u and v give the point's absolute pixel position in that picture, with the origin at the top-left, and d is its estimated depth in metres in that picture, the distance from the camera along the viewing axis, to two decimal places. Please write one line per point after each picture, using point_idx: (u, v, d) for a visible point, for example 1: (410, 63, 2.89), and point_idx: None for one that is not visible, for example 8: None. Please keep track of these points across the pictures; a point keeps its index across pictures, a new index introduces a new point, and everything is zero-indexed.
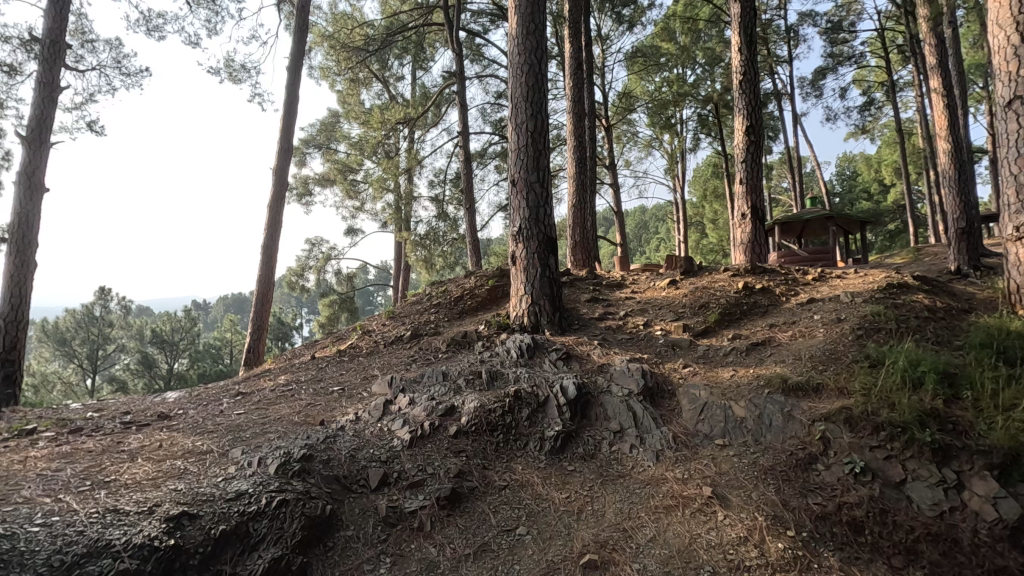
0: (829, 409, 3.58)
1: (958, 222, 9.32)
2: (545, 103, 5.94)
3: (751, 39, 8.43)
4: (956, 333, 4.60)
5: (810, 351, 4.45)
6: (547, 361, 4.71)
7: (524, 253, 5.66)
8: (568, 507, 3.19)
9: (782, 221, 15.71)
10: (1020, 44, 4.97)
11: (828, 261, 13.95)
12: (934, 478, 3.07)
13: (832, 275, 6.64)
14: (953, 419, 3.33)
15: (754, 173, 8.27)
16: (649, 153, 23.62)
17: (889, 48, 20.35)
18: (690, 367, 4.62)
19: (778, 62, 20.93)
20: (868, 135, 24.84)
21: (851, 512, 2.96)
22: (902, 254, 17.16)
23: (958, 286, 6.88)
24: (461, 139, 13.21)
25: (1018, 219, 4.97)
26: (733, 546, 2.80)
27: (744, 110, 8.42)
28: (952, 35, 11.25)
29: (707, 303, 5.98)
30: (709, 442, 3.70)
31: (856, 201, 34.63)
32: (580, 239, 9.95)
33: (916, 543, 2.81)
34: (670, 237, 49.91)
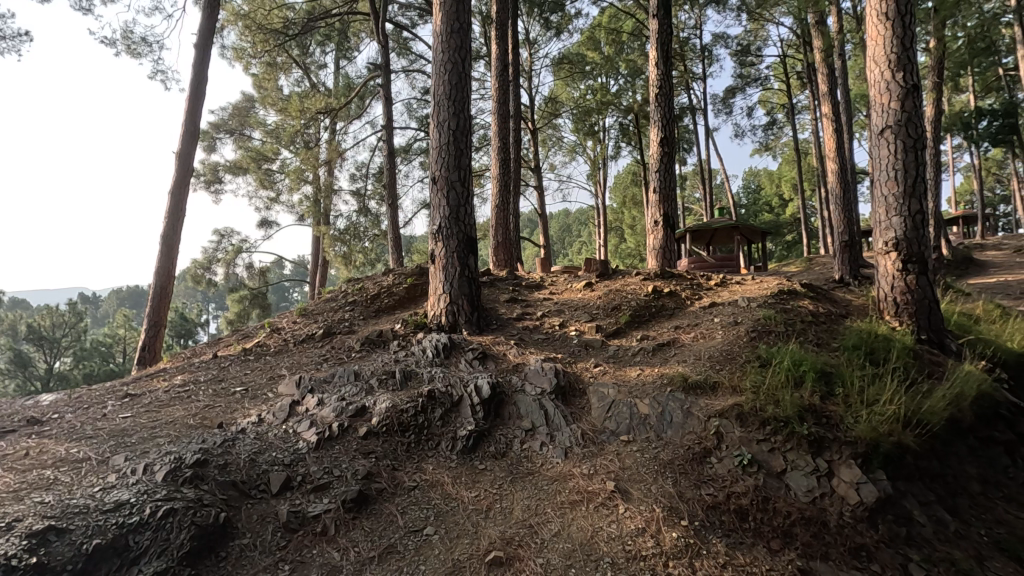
0: (722, 405, 3.86)
1: (843, 235, 10.30)
2: (469, 102, 5.94)
3: (668, 55, 8.89)
4: (833, 336, 5.09)
5: (709, 352, 4.77)
6: (463, 361, 4.71)
7: (443, 252, 5.65)
8: (477, 505, 3.21)
9: (693, 229, 16.66)
10: (891, 79, 5.61)
11: (733, 268, 15.00)
12: (809, 467, 3.40)
13: (732, 281, 7.14)
14: (827, 413, 3.70)
15: (667, 183, 8.73)
16: (573, 158, 24.24)
17: (790, 74, 22.24)
18: (601, 366, 4.81)
19: (693, 79, 22.23)
20: (770, 153, 26.94)
21: (738, 501, 3.21)
22: (797, 264, 18.79)
23: (839, 294, 7.64)
24: (385, 133, 12.93)
25: (886, 236, 5.61)
26: (631, 537, 2.94)
27: (659, 122, 8.86)
28: (840, 69, 12.48)
29: (620, 304, 6.25)
30: (614, 438, 3.87)
31: (759, 213, 37.49)
32: (502, 240, 10.03)
33: (791, 526, 3.08)
34: (592, 241, 51.75)
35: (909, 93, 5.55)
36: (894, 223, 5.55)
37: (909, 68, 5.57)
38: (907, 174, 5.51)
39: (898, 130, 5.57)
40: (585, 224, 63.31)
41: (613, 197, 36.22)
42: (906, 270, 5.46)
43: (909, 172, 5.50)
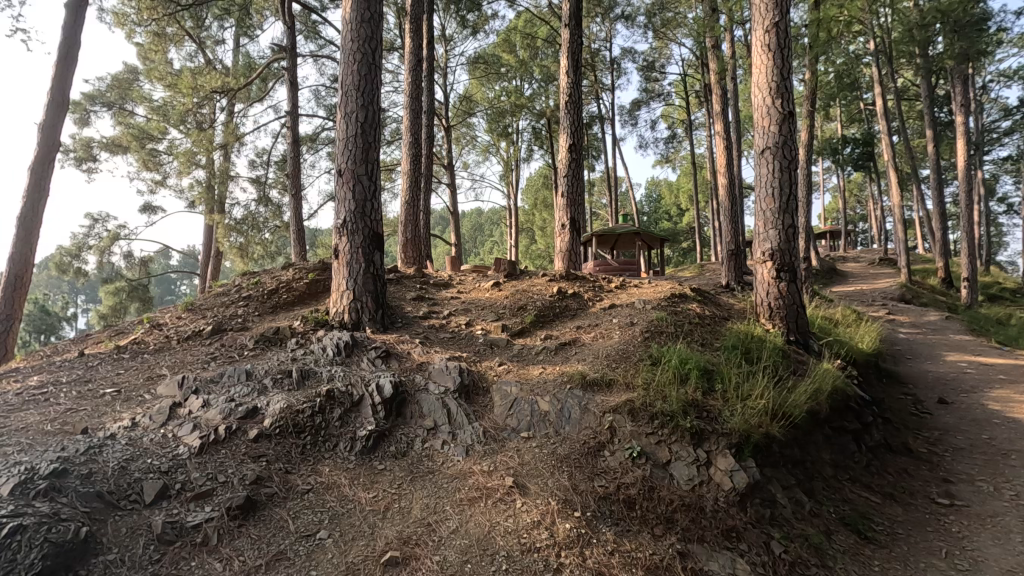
0: (616, 401, 4.08)
1: (730, 245, 11.21)
2: (378, 95, 5.80)
3: (578, 65, 9.20)
4: (716, 336, 5.54)
5: (607, 351, 5.01)
6: (365, 360, 4.59)
7: (347, 248, 5.47)
8: (374, 506, 3.16)
9: (599, 233, 17.34)
10: (772, 105, 6.21)
11: (634, 271, 15.85)
12: (691, 457, 3.69)
13: (631, 284, 7.55)
14: (708, 408, 4.03)
15: (574, 188, 9.04)
16: (486, 158, 24.33)
17: (689, 92, 23.86)
18: (505, 365, 4.90)
19: (603, 90, 23.17)
20: (670, 165, 28.72)
21: (627, 491, 3.41)
22: (691, 269, 20.20)
23: (724, 299, 8.33)
24: (289, 120, 12.26)
25: (764, 246, 6.21)
26: (527, 530, 3.04)
27: (569, 129, 9.15)
28: (732, 92, 13.58)
29: (526, 305, 6.39)
30: (515, 435, 3.97)
31: (659, 220, 39.86)
32: (411, 237, 9.87)
33: (673, 513, 3.33)
34: (503, 242, 52.31)
35: (785, 119, 6.17)
36: (771, 235, 6.14)
37: (786, 96, 6.19)
38: (782, 192, 6.13)
39: (776, 152, 6.18)
40: (497, 224, 63.85)
41: (525, 198, 36.78)
42: (778, 278, 6.07)
43: (783, 190, 6.12)
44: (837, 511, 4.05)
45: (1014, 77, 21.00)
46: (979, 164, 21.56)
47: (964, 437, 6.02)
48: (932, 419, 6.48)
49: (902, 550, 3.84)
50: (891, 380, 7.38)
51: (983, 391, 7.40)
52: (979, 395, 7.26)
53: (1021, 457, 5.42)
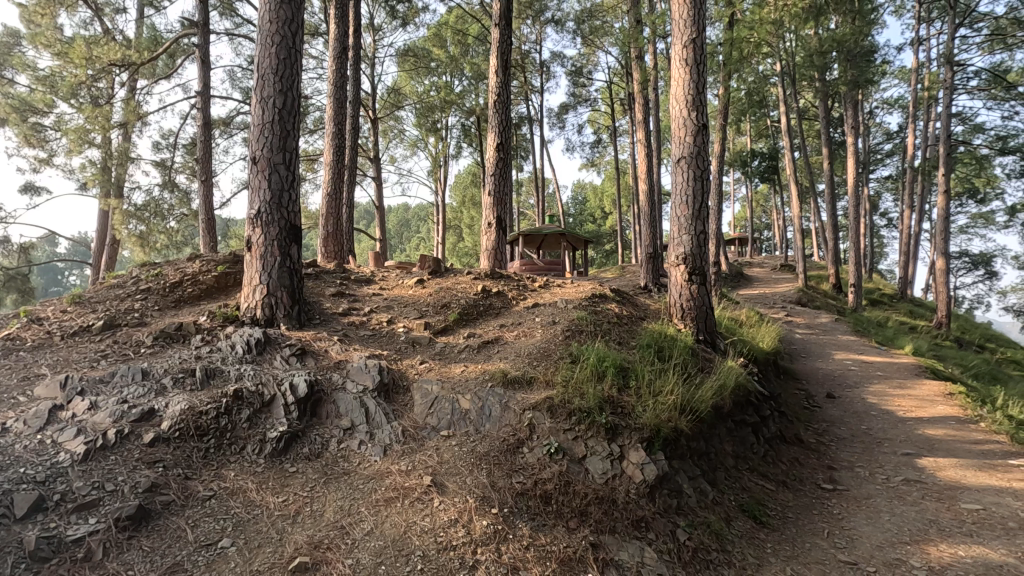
0: (536, 398, 4.15)
1: (648, 248, 11.71)
2: (299, 80, 5.54)
3: (507, 65, 9.25)
4: (632, 335, 5.78)
5: (528, 349, 5.10)
6: (278, 358, 4.38)
7: (261, 240, 5.20)
8: (283, 511, 3.02)
9: (526, 233, 17.55)
10: (688, 116, 6.57)
11: (559, 271, 16.17)
12: (605, 452, 3.83)
13: (554, 284, 7.70)
14: (622, 404, 4.20)
15: (501, 187, 9.10)
16: (414, 153, 23.92)
17: (614, 99, 24.68)
18: (426, 363, 4.85)
19: (532, 91, 23.48)
20: (595, 169, 29.58)
21: (544, 486, 3.49)
22: (613, 271, 20.94)
23: (641, 299, 8.70)
24: (200, 101, 11.43)
25: (678, 251, 6.54)
26: (444, 528, 3.03)
27: (497, 128, 9.17)
28: (653, 102, 14.20)
29: (449, 302, 6.35)
30: (435, 433, 3.94)
31: (584, 222, 40.92)
32: (332, 231, 9.51)
33: (587, 506, 3.45)
34: (430, 238, 51.61)
35: (699, 131, 6.55)
36: (684, 240, 6.48)
37: (700, 110, 6.57)
38: (695, 200, 6.50)
39: (690, 162, 6.55)
40: (424, 221, 63.07)
41: (453, 195, 36.56)
42: (690, 281, 6.43)
43: (696, 198, 6.49)
44: (737, 499, 4.36)
45: (895, 105, 23.51)
46: (866, 181, 23.91)
47: (847, 428, 6.67)
48: (821, 413, 7.12)
49: (791, 532, 4.19)
50: (787, 377, 8.02)
51: (863, 387, 8.22)
52: (860, 390, 8.07)
53: (891, 445, 6.08)
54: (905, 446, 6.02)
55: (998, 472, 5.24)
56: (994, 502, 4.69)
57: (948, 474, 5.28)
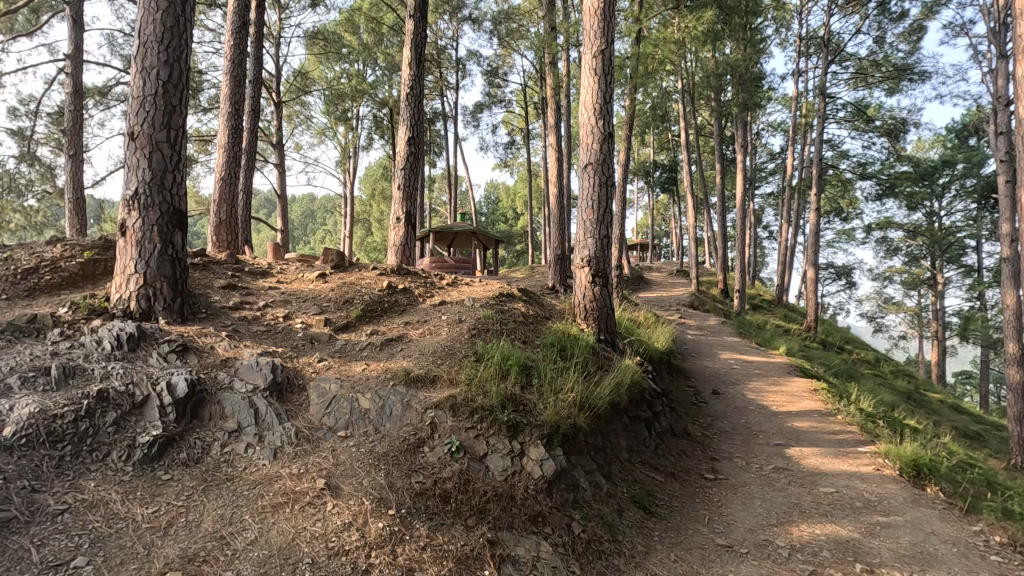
0: (439, 397, 4.11)
1: (557, 250, 12.01)
2: (188, 51, 5.07)
3: (421, 58, 9.05)
4: (536, 334, 5.90)
5: (433, 347, 5.04)
6: (155, 355, 3.98)
7: (138, 225, 4.70)
8: (152, 523, 2.75)
9: (437, 231, 17.36)
10: (595, 124, 6.81)
11: (469, 270, 16.16)
12: (506, 449, 3.88)
13: (462, 282, 7.66)
14: (524, 401, 4.27)
15: (411, 182, 8.90)
16: (321, 141, 22.79)
17: (529, 103, 25.10)
18: (325, 361, 4.64)
19: (447, 88, 23.24)
20: (508, 169, 29.91)
21: (444, 485, 3.46)
22: (522, 271, 21.26)
23: (547, 299, 8.90)
24: (70, 65, 10.14)
25: (583, 253, 6.76)
26: (336, 533, 2.90)
27: (409, 122, 8.95)
28: (565, 108, 14.58)
29: (352, 298, 6.12)
30: (331, 434, 3.77)
31: (495, 222, 41.23)
32: (225, 218, 8.82)
33: (485, 503, 3.46)
34: (336, 231, 49.50)
35: (605, 139, 6.82)
36: (589, 243, 6.72)
37: (607, 118, 6.84)
38: (599, 205, 6.76)
39: (597, 168, 6.81)
40: (331, 213, 60.47)
41: (362, 187, 35.32)
42: (593, 282, 6.68)
43: (600, 204, 6.75)
44: (629, 491, 4.59)
45: (778, 128, 25.90)
46: (751, 196, 26.16)
47: (728, 421, 7.26)
48: (707, 408, 7.69)
49: (677, 520, 4.48)
50: (679, 375, 8.57)
51: (743, 384, 8.98)
52: (741, 386, 8.83)
53: (765, 437, 6.70)
54: (776, 438, 6.66)
55: (849, 458, 5.96)
56: (845, 484, 5.32)
57: (811, 462, 5.91)
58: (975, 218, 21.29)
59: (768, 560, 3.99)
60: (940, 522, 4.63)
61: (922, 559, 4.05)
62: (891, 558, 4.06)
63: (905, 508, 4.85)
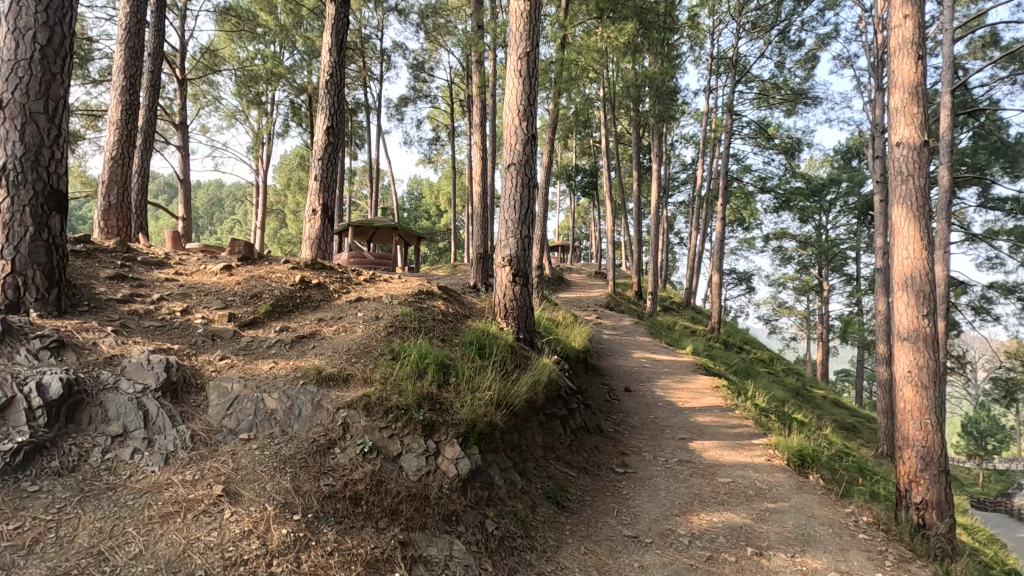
0: (352, 397, 3.98)
1: (479, 249, 12.00)
2: (73, 14, 4.56)
3: (342, 45, 8.69)
4: (455, 333, 5.86)
5: (347, 345, 4.87)
6: (23, 351, 3.54)
7: (6, 205, 4.16)
8: (13, 541, 2.43)
9: (356, 225, 16.83)
10: (520, 125, 6.87)
11: (390, 266, 15.78)
12: (421, 449, 3.82)
13: (380, 279, 7.46)
14: (440, 400, 4.23)
15: (329, 173, 8.54)
16: (231, 125, 21.34)
17: (455, 99, 24.87)
18: (227, 359, 4.34)
19: (370, 78, 22.53)
20: (432, 166, 29.50)
21: (355, 487, 3.35)
22: (444, 269, 21.08)
23: (468, 298, 8.87)
24: None
25: (505, 252, 6.78)
26: (233, 542, 2.73)
27: (327, 110, 8.56)
28: (491, 108, 14.62)
29: (260, 293, 5.77)
30: (232, 437, 3.54)
31: (418, 219, 40.58)
32: (116, 201, 8.03)
33: (398, 504, 3.39)
34: (247, 221, 46.59)
35: (528, 141, 6.90)
36: (511, 243, 6.76)
37: (530, 121, 6.93)
38: (521, 205, 6.82)
39: (520, 169, 6.87)
40: (241, 202, 56.88)
41: (277, 176, 33.51)
42: (514, 281, 6.74)
43: (522, 204, 6.82)
44: (543, 486, 4.68)
45: (691, 141, 27.43)
46: (665, 203, 27.53)
47: (638, 417, 7.60)
48: (619, 405, 8.01)
49: (588, 514, 4.63)
50: (594, 373, 8.85)
51: (653, 381, 9.44)
52: (651, 384, 9.27)
53: (671, 431, 7.07)
54: (681, 432, 7.06)
55: (745, 450, 6.43)
56: (740, 474, 5.74)
57: (711, 454, 6.31)
58: (856, 232, 23.73)
59: (670, 548, 4.22)
60: (819, 506, 5.11)
61: (804, 540, 4.45)
62: (777, 541, 4.43)
63: (790, 495, 5.31)
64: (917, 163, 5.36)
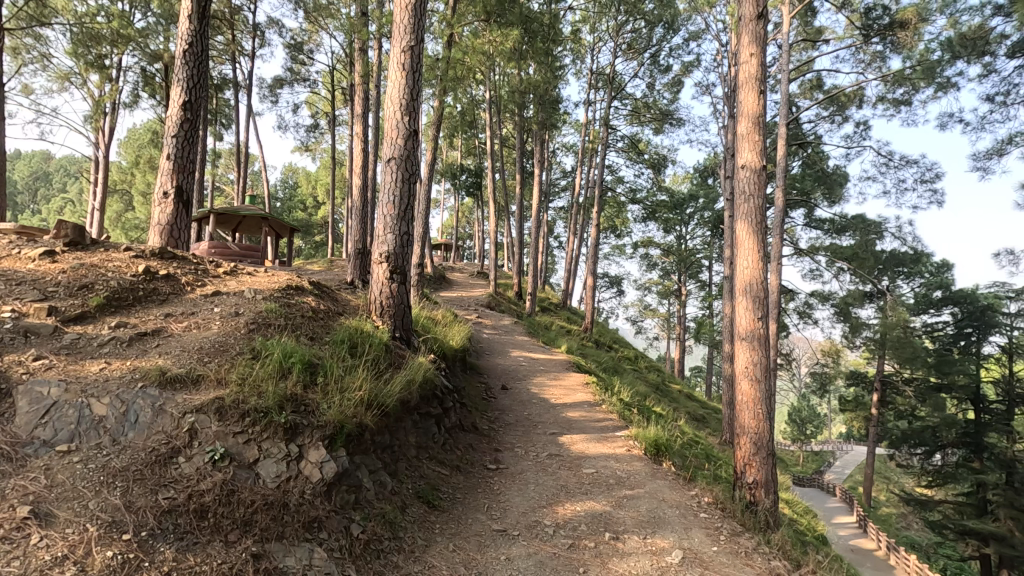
0: (202, 400, 3.63)
1: (357, 244, 11.53)
2: None
3: (204, 13, 7.82)
4: (327, 331, 5.57)
5: (199, 343, 4.42)
6: None
7: None
8: None
9: (219, 212, 15.34)
10: (401, 120, 6.71)
11: (257, 259, 14.59)
12: (281, 453, 3.59)
13: (244, 271, 6.88)
14: (306, 401, 4.00)
15: (185, 154, 7.68)
16: (63, 88, 18.35)
17: (336, 87, 23.68)
18: (44, 360, 3.73)
19: (239, 53, 20.64)
20: (310, 154, 27.83)
21: (200, 499, 3.05)
22: (319, 263, 19.97)
23: (343, 294, 8.48)
24: None
25: (382, 249, 6.59)
26: (41, 571, 2.35)
27: (185, 83, 7.66)
28: (373, 99, 14.10)
29: (92, 284, 5.03)
30: (45, 450, 3.04)
31: (293, 209, 38.09)
32: None
33: (252, 514, 3.15)
34: (83, 203, 40.46)
35: (410, 136, 6.76)
36: (389, 239, 6.58)
37: (413, 116, 6.80)
38: (401, 202, 6.68)
39: (400, 163, 6.71)
40: (75, 178, 49.31)
41: (123, 152, 29.51)
42: (391, 279, 6.58)
43: (402, 200, 6.68)
44: (414, 486, 4.63)
45: (570, 150, 28.69)
46: (546, 208, 28.58)
47: (513, 414, 7.81)
48: (494, 402, 8.16)
49: (458, 511, 4.66)
50: (471, 371, 8.92)
51: (528, 379, 9.76)
52: (526, 382, 9.56)
53: (543, 427, 7.35)
54: (552, 427, 7.37)
55: (608, 442, 6.88)
56: (603, 465, 6.14)
57: (578, 447, 6.66)
58: (709, 243, 26.48)
59: (536, 539, 4.38)
60: (669, 491, 5.61)
61: (655, 523, 4.86)
62: (631, 525, 4.80)
63: (645, 481, 5.78)
64: (757, 184, 6.11)
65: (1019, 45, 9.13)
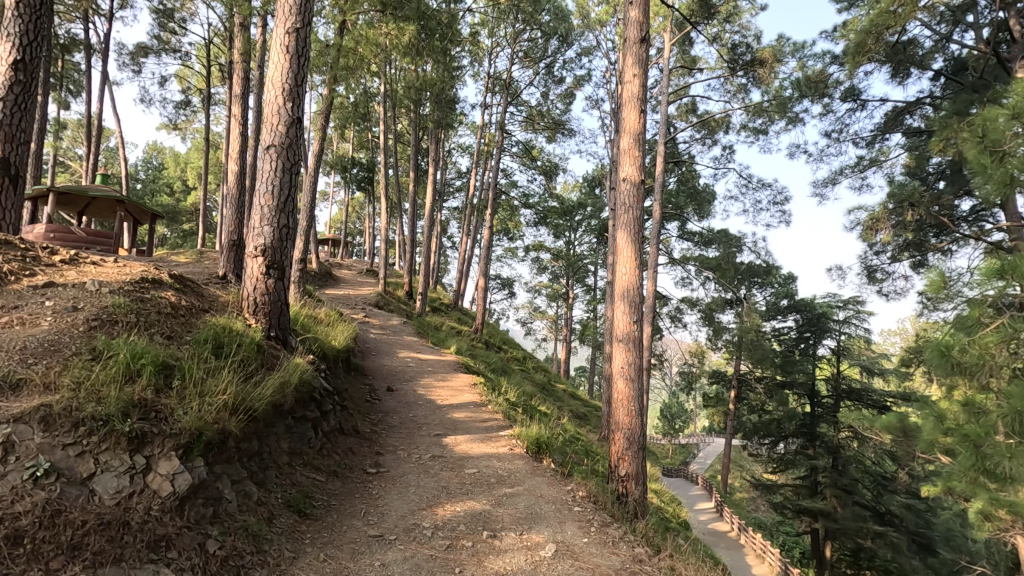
0: (22, 409, 3.12)
1: (232, 235, 10.61)
2: None
3: None
4: (188, 329, 5.06)
5: (22, 343, 3.80)
6: None
7: None
8: None
9: (61, 191, 13.34)
10: (283, 105, 6.29)
11: (109, 246, 12.92)
12: (123, 466, 3.20)
13: (88, 260, 6.05)
14: (157, 407, 3.60)
15: (16, 121, 6.57)
16: None
17: (212, 62, 21.66)
18: None
19: (94, 12, 18.12)
20: (179, 133, 25.17)
21: (15, 523, 2.63)
22: (185, 255, 18.09)
23: (210, 289, 7.75)
24: None
25: (258, 242, 6.13)
26: None
27: (17, 38, 6.54)
28: (254, 80, 13.06)
29: None
30: None
31: (156, 192, 34.18)
32: None
33: (83, 537, 2.78)
34: None
35: (293, 123, 6.36)
36: (266, 231, 6.14)
37: (297, 102, 6.40)
38: (281, 192, 6.26)
39: (281, 151, 6.28)
40: None
41: None
42: (267, 274, 6.15)
43: (282, 190, 6.26)
44: (284, 495, 4.36)
45: (466, 151, 28.71)
46: (439, 207, 28.30)
47: (397, 416, 7.64)
48: (378, 404, 7.93)
49: (332, 519, 4.46)
50: (354, 373, 8.58)
51: (415, 380, 9.61)
52: (413, 383, 9.39)
53: (427, 428, 7.28)
54: (436, 429, 7.32)
55: (491, 442, 6.99)
56: (485, 464, 6.21)
57: (461, 447, 6.68)
58: (595, 249, 27.85)
59: (413, 542, 4.32)
60: (547, 487, 5.81)
61: (531, 519, 5.01)
62: (509, 522, 4.91)
63: (525, 478, 5.95)
64: (635, 197, 6.55)
65: (850, 91, 10.66)
